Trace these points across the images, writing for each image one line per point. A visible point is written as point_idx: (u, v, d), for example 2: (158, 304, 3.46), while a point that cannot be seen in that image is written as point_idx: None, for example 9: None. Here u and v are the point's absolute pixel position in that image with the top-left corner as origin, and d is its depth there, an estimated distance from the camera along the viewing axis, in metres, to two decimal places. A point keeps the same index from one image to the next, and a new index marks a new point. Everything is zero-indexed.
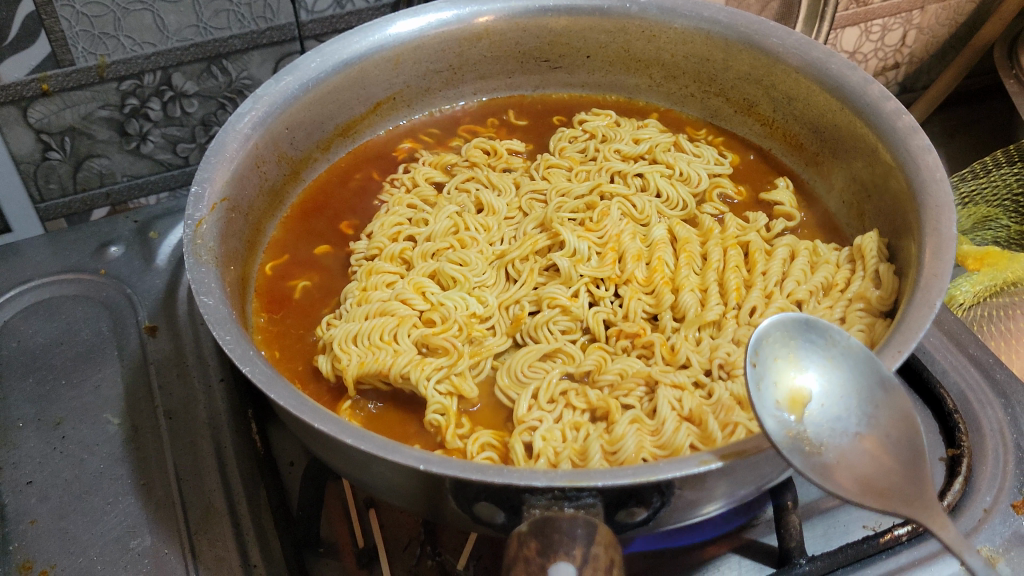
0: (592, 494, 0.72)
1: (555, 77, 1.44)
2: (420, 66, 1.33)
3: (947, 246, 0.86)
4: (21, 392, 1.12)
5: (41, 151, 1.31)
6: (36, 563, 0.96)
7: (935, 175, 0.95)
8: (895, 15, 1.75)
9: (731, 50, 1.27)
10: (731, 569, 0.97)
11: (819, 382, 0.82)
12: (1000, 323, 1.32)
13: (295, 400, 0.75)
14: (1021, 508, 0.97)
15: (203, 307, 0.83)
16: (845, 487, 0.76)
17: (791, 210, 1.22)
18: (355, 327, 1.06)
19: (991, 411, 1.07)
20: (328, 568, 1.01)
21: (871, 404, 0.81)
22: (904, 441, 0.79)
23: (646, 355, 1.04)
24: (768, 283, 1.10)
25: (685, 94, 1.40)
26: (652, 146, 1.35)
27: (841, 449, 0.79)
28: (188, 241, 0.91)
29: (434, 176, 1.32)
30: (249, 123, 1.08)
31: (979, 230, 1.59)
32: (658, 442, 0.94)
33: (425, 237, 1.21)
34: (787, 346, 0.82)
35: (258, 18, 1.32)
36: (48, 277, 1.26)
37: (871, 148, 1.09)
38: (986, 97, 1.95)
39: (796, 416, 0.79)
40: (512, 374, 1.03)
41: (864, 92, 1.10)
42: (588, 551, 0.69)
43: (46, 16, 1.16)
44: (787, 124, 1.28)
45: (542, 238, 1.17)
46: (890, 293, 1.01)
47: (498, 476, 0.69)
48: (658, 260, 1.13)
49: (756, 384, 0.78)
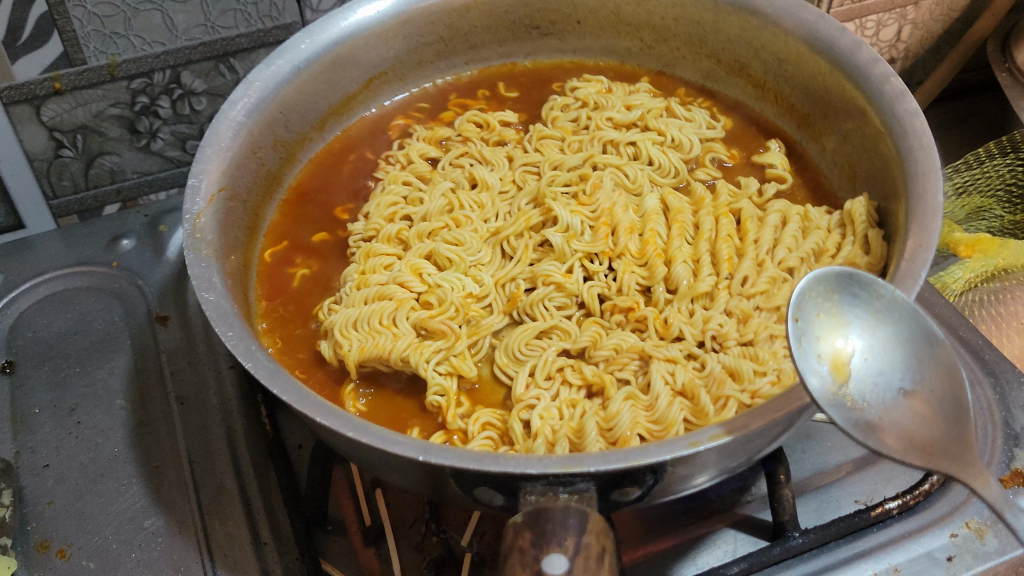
0: (585, 480, 0.73)
1: (547, 43, 1.48)
2: (410, 40, 1.36)
3: (933, 215, 0.89)
4: (37, 379, 1.16)
5: (54, 149, 1.35)
6: (53, 542, 0.99)
7: (924, 140, 0.98)
8: (890, 11, 1.78)
9: (721, 12, 1.30)
10: (727, 542, 1.00)
11: (863, 337, 0.84)
12: (993, 307, 1.36)
13: (297, 394, 0.78)
14: (1009, 481, 1.00)
15: (204, 303, 0.86)
16: (890, 444, 0.79)
17: (783, 174, 1.26)
18: (355, 312, 1.09)
19: (980, 389, 1.10)
20: (337, 545, 1.04)
21: (914, 360, 0.85)
22: (947, 397, 0.83)
23: (640, 329, 1.08)
24: (760, 251, 1.13)
25: (676, 57, 1.43)
26: (644, 113, 1.39)
27: (887, 404, 0.83)
28: (187, 236, 0.94)
29: (428, 151, 1.36)
30: (242, 110, 1.11)
31: (973, 220, 1.62)
32: (652, 417, 0.98)
33: (421, 216, 1.25)
34: (829, 300, 0.84)
35: (264, 17, 1.36)
36: (61, 270, 1.30)
37: (860, 110, 1.12)
38: (981, 91, 1.98)
39: (840, 372, 0.82)
40: (509, 352, 1.06)
41: (854, 56, 1.13)
42: (579, 541, 0.72)
43: (59, 16, 1.20)
44: (778, 86, 1.31)
45: (535, 215, 1.20)
46: (879, 258, 1.04)
47: (493, 465, 0.71)
48: (651, 232, 1.15)
49: (799, 339, 0.80)
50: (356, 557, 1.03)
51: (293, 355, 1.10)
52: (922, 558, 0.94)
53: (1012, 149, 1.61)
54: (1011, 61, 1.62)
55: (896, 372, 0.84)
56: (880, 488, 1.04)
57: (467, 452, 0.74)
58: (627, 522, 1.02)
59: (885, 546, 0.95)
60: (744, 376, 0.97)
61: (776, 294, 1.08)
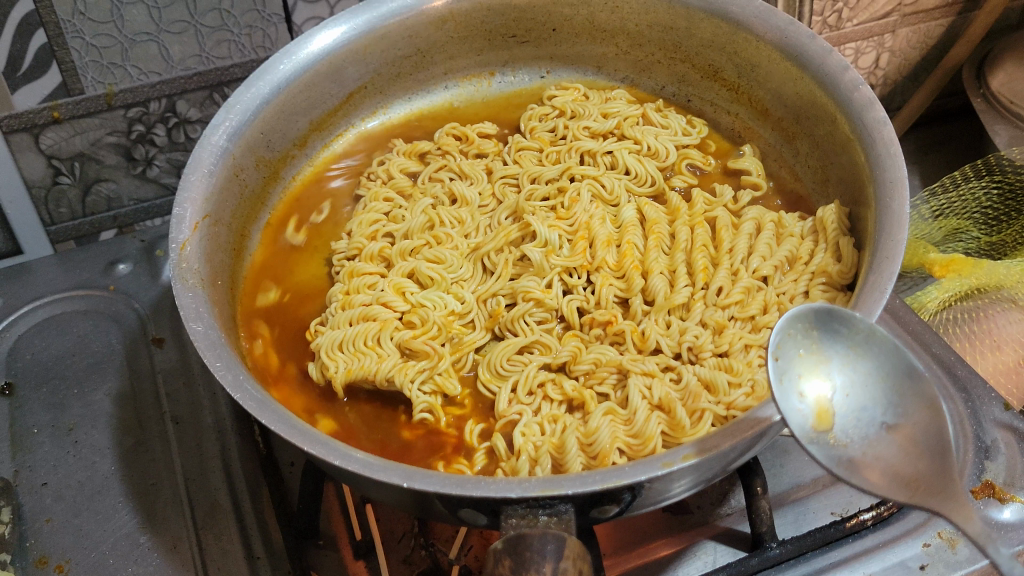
0: (564, 502, 0.77)
1: (523, 51, 1.51)
2: (387, 53, 1.39)
3: (901, 225, 0.93)
4: (36, 401, 1.19)
5: (52, 176, 1.38)
6: (51, 558, 1.02)
7: (891, 150, 1.02)
8: (868, 39, 1.83)
9: (693, 18, 1.33)
10: (707, 554, 1.03)
11: (844, 373, 0.85)
12: (967, 325, 1.40)
13: (284, 424, 0.80)
14: (979, 493, 1.03)
15: (192, 334, 0.89)
16: (873, 480, 0.80)
17: (757, 180, 1.32)
18: (340, 334, 1.13)
19: (953, 404, 1.13)
20: (326, 559, 1.07)
21: (897, 393, 0.85)
22: (932, 430, 0.82)
23: (618, 342, 1.12)
24: (734, 262, 1.17)
25: (651, 61, 1.47)
26: (619, 121, 1.44)
27: (870, 439, 0.83)
28: (172, 266, 0.98)
29: (409, 166, 1.41)
30: (222, 135, 1.15)
31: (950, 242, 1.67)
32: (631, 431, 1.01)
33: (403, 233, 1.29)
34: (810, 337, 0.85)
35: (257, 47, 1.40)
36: (59, 294, 1.33)
37: (832, 117, 1.16)
38: (957, 117, 2.03)
39: (821, 410, 0.83)
40: (492, 367, 1.10)
41: (823, 62, 1.16)
42: (557, 566, 0.74)
43: (57, 47, 1.24)
44: (752, 90, 1.35)
45: (514, 230, 1.23)
46: (850, 267, 1.08)
47: (475, 490, 0.74)
48: (628, 243, 1.20)
49: (779, 379, 0.81)
50: (346, 571, 1.06)
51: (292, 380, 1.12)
52: (895, 568, 0.97)
53: (987, 172, 1.63)
54: (986, 87, 1.68)
55: (878, 407, 0.85)
56: (855, 500, 1.07)
57: (448, 476, 0.76)
58: (608, 535, 1.05)
59: (860, 556, 0.98)
60: (719, 389, 1.01)
61: (751, 304, 1.12)
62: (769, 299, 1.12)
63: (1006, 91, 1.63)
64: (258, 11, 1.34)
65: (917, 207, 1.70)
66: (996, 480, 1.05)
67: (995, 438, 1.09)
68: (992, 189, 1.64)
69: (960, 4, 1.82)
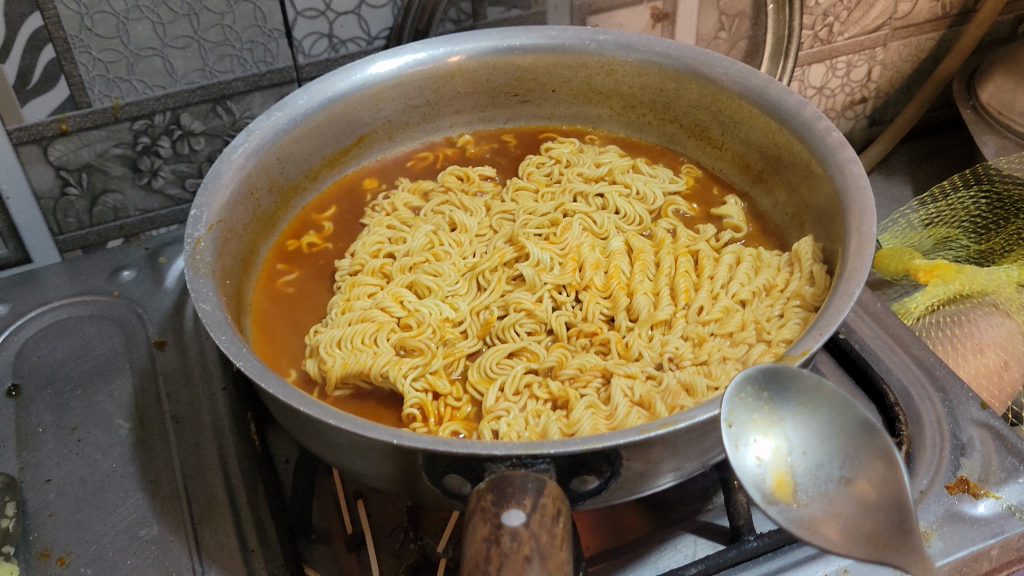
0: (546, 460, 0.78)
1: (524, 110, 1.52)
2: (399, 102, 1.41)
3: (867, 246, 0.96)
4: (41, 401, 1.23)
5: (60, 187, 1.43)
6: (53, 551, 1.05)
7: (859, 184, 1.05)
8: (860, 53, 1.88)
9: (682, 80, 1.35)
10: (686, 546, 1.06)
11: (799, 432, 0.81)
12: (949, 329, 1.42)
13: (283, 388, 0.85)
14: (954, 488, 1.05)
15: (201, 311, 0.93)
16: (833, 538, 0.76)
17: (739, 223, 1.32)
18: (339, 332, 1.16)
19: (931, 403, 1.16)
20: (319, 553, 1.11)
21: (852, 446, 0.80)
22: (889, 482, 0.78)
23: (603, 352, 1.15)
24: (715, 285, 1.20)
25: (642, 122, 1.48)
26: (611, 169, 1.45)
27: (830, 497, 0.79)
28: (187, 254, 1.01)
29: (413, 201, 1.42)
30: (243, 153, 1.18)
31: (939, 249, 1.68)
32: (612, 424, 1.04)
33: (403, 253, 1.32)
34: (761, 399, 0.81)
35: (259, 62, 1.44)
36: (63, 300, 1.37)
37: (805, 162, 1.19)
38: (948, 129, 2.07)
39: (778, 475, 0.79)
40: (481, 370, 1.13)
41: (799, 113, 1.19)
42: (537, 501, 0.77)
43: (66, 62, 1.28)
44: (734, 145, 1.36)
45: (509, 251, 1.28)
46: (822, 291, 1.11)
47: (461, 448, 0.77)
48: (615, 268, 1.23)
49: (732, 445, 0.77)
50: (338, 563, 1.10)
51: (282, 332, 1.21)
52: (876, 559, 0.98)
53: (976, 181, 1.69)
54: (975, 99, 1.71)
55: (835, 461, 0.80)
56: None
57: (438, 437, 0.79)
58: (589, 529, 1.10)
59: None
60: (697, 391, 1.04)
61: (729, 321, 1.15)
62: (747, 319, 1.15)
63: (995, 103, 1.65)
64: (260, 27, 1.39)
65: (907, 215, 1.76)
66: (970, 476, 1.07)
67: (971, 435, 1.12)
68: (981, 199, 1.69)
69: (949, 17, 1.87)
